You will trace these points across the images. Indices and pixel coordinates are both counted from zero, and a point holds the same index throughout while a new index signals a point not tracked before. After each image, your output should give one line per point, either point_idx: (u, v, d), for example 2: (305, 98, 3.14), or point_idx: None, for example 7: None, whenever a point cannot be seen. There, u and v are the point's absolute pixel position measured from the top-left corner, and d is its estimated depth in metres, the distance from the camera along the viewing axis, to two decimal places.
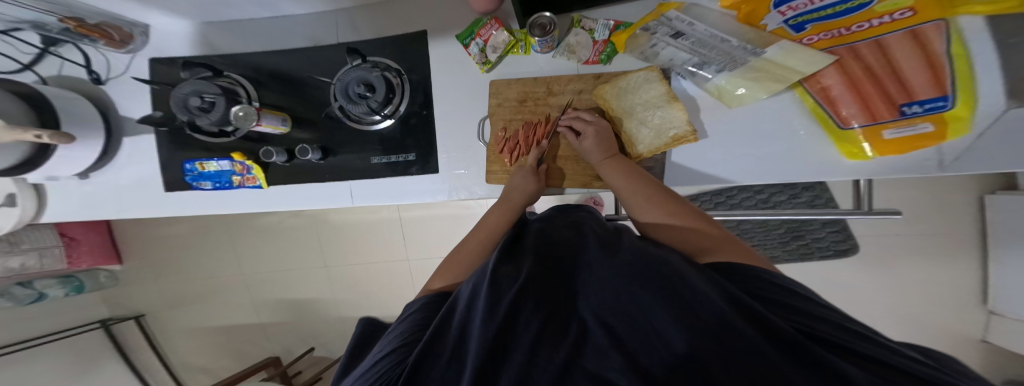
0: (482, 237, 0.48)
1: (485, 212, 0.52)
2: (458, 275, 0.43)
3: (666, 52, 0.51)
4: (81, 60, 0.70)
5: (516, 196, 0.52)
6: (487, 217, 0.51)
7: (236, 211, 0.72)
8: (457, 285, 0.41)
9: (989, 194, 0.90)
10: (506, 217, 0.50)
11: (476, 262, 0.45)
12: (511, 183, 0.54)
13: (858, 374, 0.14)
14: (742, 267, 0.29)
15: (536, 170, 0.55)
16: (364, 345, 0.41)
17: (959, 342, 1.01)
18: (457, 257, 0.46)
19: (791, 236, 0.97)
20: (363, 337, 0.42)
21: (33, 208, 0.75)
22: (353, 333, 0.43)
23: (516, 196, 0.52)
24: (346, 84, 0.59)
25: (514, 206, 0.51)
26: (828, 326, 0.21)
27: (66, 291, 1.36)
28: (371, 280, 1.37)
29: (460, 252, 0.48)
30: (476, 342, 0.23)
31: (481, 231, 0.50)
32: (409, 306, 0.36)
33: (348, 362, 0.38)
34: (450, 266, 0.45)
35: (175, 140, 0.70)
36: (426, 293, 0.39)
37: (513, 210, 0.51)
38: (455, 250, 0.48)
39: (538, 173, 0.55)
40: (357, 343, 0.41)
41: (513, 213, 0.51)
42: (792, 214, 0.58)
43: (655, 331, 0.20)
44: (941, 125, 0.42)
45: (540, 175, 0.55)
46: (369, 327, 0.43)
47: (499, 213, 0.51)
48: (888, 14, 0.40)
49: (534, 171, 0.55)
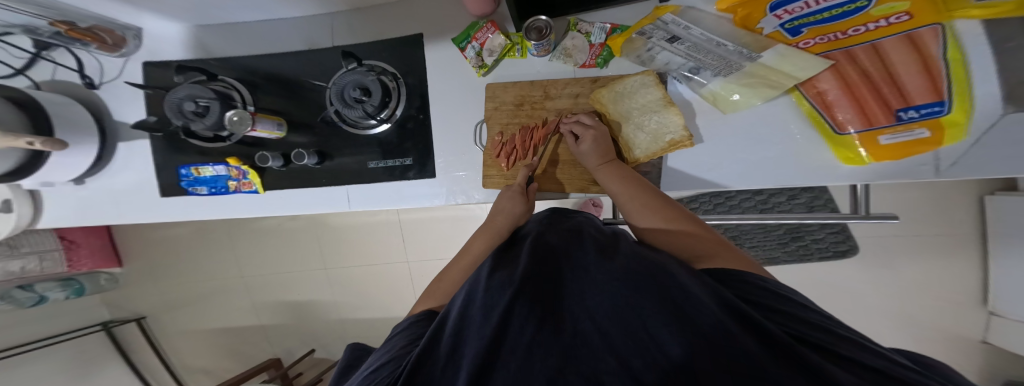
0: (465, 264, 0.48)
1: (470, 238, 0.51)
2: (444, 296, 0.42)
3: (661, 56, 0.51)
4: (74, 65, 0.69)
5: (501, 222, 0.51)
6: (471, 244, 0.50)
7: (232, 216, 0.72)
8: (442, 307, 0.41)
9: (989, 195, 0.90)
10: (496, 238, 0.49)
11: (459, 284, 0.45)
12: (496, 206, 0.53)
13: (848, 378, 0.14)
14: (735, 274, 0.29)
15: (525, 190, 0.54)
16: (350, 369, 0.40)
17: (960, 343, 1.01)
18: (442, 282, 0.46)
19: (790, 237, 0.97)
20: (351, 359, 0.42)
21: (29, 214, 0.74)
22: (341, 359, 0.42)
23: (499, 221, 0.51)
24: (342, 88, 0.59)
25: (498, 233, 0.50)
26: (821, 333, 0.20)
27: (66, 294, 1.33)
28: (372, 282, 1.36)
29: (445, 278, 0.46)
30: (470, 348, 0.23)
31: (462, 260, 0.49)
32: (401, 324, 0.36)
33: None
34: (434, 289, 0.45)
35: (170, 144, 0.69)
36: (413, 314, 0.39)
37: (497, 235, 0.50)
38: (438, 276, 0.47)
39: (527, 193, 0.54)
40: (346, 364, 0.41)
41: (500, 238, 0.49)
42: (789, 218, 0.58)
43: (649, 335, 0.20)
44: (937, 131, 0.42)
45: (527, 196, 0.54)
46: (355, 352, 0.43)
47: (484, 238, 0.49)
48: (884, 18, 0.40)
49: (522, 191, 0.54)
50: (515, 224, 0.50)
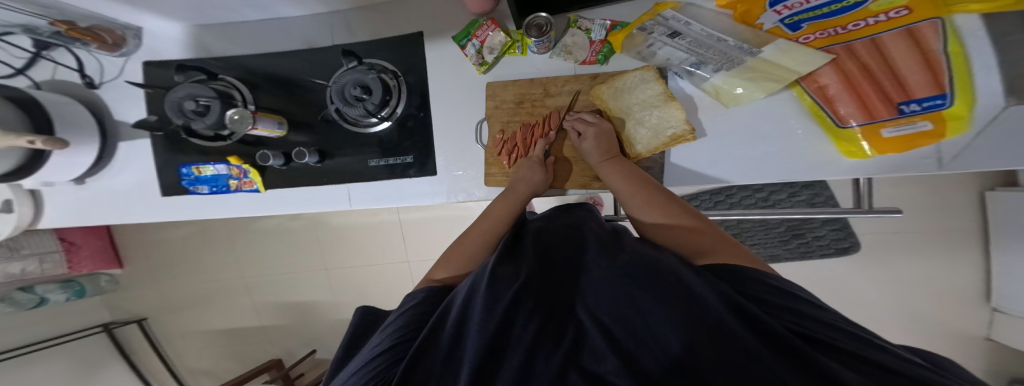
0: (488, 226, 0.47)
1: (491, 202, 0.51)
2: (461, 267, 0.43)
3: (662, 51, 0.51)
4: (74, 64, 0.69)
5: (521, 188, 0.51)
6: (492, 207, 0.50)
7: (232, 215, 0.71)
8: (457, 278, 0.42)
9: (989, 191, 0.90)
10: (516, 202, 0.50)
11: (481, 254, 0.44)
12: (517, 175, 0.53)
13: (855, 377, 0.14)
14: (738, 270, 0.29)
15: (544, 162, 0.55)
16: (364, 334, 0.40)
17: (961, 339, 1.01)
18: (464, 243, 0.46)
19: (790, 235, 0.97)
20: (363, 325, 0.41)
21: (30, 216, 0.75)
22: (351, 322, 0.42)
23: (520, 189, 0.51)
24: (343, 86, 0.59)
25: (519, 198, 0.50)
26: (821, 327, 0.21)
27: (67, 295, 1.34)
28: (372, 281, 1.36)
29: (465, 240, 0.47)
30: (472, 342, 0.23)
31: (487, 220, 0.48)
32: (408, 299, 0.36)
33: (347, 347, 0.39)
34: (451, 256, 0.45)
35: (171, 144, 0.70)
36: (426, 285, 0.39)
37: (518, 201, 0.50)
38: (457, 240, 0.47)
39: (546, 165, 0.55)
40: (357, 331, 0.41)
41: (520, 203, 0.50)
42: (792, 214, 0.57)
43: (652, 333, 0.20)
44: (940, 124, 0.42)
45: (546, 167, 0.55)
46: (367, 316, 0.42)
47: (505, 203, 0.50)
48: (884, 13, 0.40)
49: (541, 163, 0.54)
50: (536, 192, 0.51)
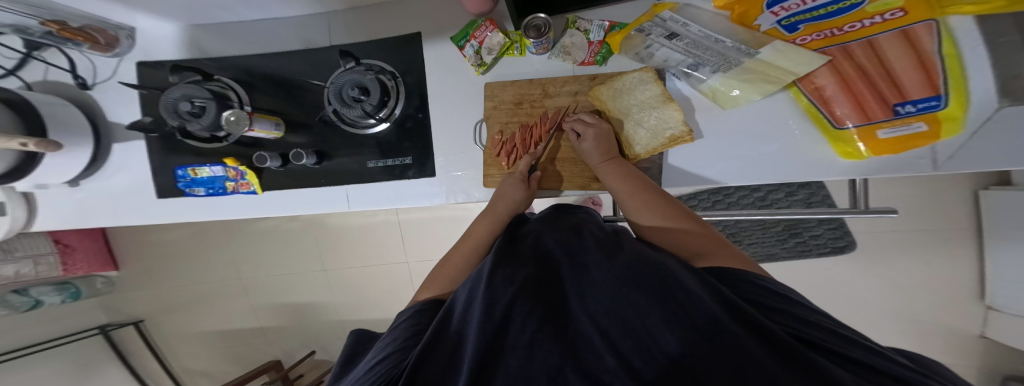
0: (468, 248, 0.48)
1: (472, 223, 0.52)
2: (448, 286, 0.43)
3: (660, 52, 0.51)
4: (66, 65, 0.69)
5: (502, 206, 0.51)
6: (472, 229, 0.51)
7: (228, 217, 0.71)
8: (445, 295, 0.41)
9: (983, 190, 0.91)
10: (496, 223, 0.50)
11: (464, 275, 0.45)
12: (499, 192, 0.53)
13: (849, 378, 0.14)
14: (734, 272, 0.29)
15: (527, 177, 0.55)
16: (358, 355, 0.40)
17: (956, 336, 1.02)
18: (445, 268, 0.46)
19: (788, 233, 1.02)
20: (358, 344, 0.43)
21: (23, 218, 0.73)
22: (346, 344, 0.43)
23: (501, 207, 0.51)
24: (340, 87, 0.58)
25: (500, 217, 0.51)
26: (815, 329, 0.21)
27: (61, 298, 1.32)
28: (372, 282, 1.36)
29: (447, 264, 0.47)
30: (471, 345, 0.22)
31: (466, 243, 0.49)
32: (405, 312, 0.36)
33: (343, 366, 0.38)
34: (436, 278, 0.45)
35: (167, 145, 0.69)
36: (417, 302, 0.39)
37: (499, 219, 0.51)
38: (441, 262, 0.47)
39: (529, 180, 0.55)
40: (351, 351, 0.41)
41: (500, 222, 0.51)
42: (789, 213, 0.57)
43: (649, 335, 0.20)
44: (934, 125, 0.42)
45: (530, 183, 0.55)
46: (360, 338, 0.43)
47: (487, 222, 0.51)
48: (880, 14, 0.40)
49: (524, 179, 0.54)
50: (517, 210, 0.51)
